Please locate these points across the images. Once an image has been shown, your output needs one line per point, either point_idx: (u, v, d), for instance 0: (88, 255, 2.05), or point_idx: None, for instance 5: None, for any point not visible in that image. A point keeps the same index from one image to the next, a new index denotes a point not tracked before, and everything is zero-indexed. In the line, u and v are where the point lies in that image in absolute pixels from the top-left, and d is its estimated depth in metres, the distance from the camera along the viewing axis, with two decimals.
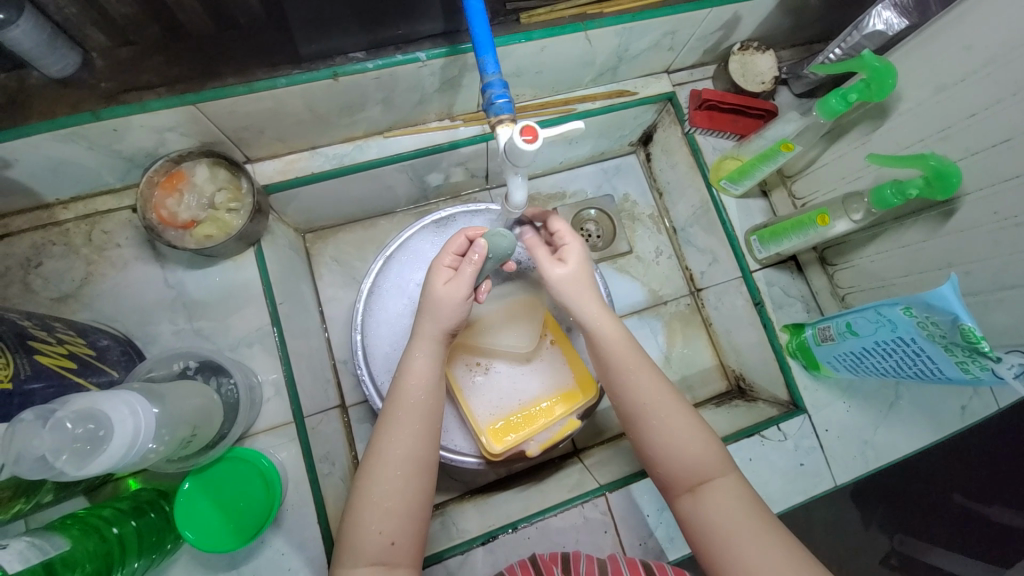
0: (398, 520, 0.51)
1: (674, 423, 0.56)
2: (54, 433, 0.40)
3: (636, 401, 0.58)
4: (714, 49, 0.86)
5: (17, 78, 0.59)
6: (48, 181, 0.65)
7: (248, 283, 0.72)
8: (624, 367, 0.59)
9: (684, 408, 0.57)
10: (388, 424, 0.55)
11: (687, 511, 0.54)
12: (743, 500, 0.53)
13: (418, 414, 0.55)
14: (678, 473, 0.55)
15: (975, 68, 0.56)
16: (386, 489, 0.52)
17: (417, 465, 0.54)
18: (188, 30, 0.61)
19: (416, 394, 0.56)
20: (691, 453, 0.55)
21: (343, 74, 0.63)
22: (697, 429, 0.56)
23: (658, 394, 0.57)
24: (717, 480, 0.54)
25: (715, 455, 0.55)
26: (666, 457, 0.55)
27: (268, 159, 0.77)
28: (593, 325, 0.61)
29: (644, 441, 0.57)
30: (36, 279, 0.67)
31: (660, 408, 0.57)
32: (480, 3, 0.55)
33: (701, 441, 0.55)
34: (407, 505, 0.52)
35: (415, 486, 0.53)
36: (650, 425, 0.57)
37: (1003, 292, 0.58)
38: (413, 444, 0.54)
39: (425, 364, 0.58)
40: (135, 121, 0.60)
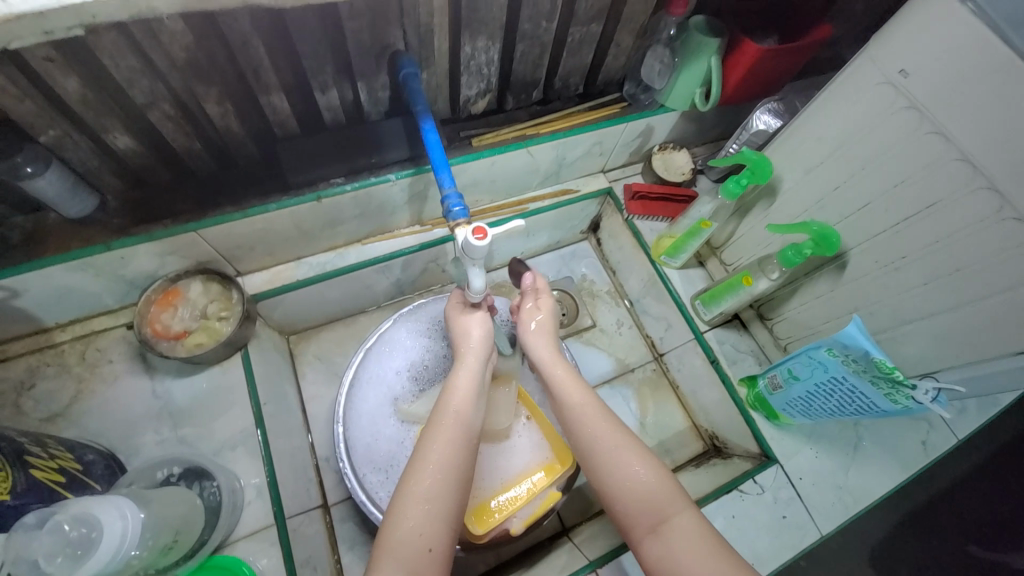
0: (439, 527, 0.50)
1: (626, 460, 0.57)
2: (51, 536, 0.44)
3: (590, 435, 0.60)
4: (638, 151, 1.03)
5: (35, 219, 0.67)
6: (52, 307, 0.71)
7: (234, 386, 0.76)
8: (574, 403, 0.64)
9: (634, 443, 0.59)
10: (433, 435, 0.56)
11: (653, 556, 0.51)
12: (703, 535, 0.51)
13: (457, 424, 0.58)
14: (638, 513, 0.54)
15: (829, 153, 0.70)
16: (429, 490, 0.52)
17: (458, 472, 0.54)
18: (194, 171, 0.73)
19: (460, 407, 0.60)
20: (645, 487, 0.55)
21: (325, 196, 0.75)
22: (647, 460, 0.57)
23: (608, 430, 0.60)
24: (675, 515, 0.53)
25: (671, 490, 0.55)
26: (625, 495, 0.55)
27: (256, 271, 0.85)
28: (550, 371, 0.68)
29: (601, 481, 0.57)
30: (25, 401, 0.70)
31: (611, 441, 0.59)
32: (436, 137, 0.69)
33: (652, 474, 0.56)
34: (448, 513, 0.52)
35: (452, 495, 0.53)
36: (603, 461, 0.58)
37: (904, 326, 0.68)
38: (457, 458, 0.55)
39: (468, 382, 0.63)
40: (142, 248, 0.69)
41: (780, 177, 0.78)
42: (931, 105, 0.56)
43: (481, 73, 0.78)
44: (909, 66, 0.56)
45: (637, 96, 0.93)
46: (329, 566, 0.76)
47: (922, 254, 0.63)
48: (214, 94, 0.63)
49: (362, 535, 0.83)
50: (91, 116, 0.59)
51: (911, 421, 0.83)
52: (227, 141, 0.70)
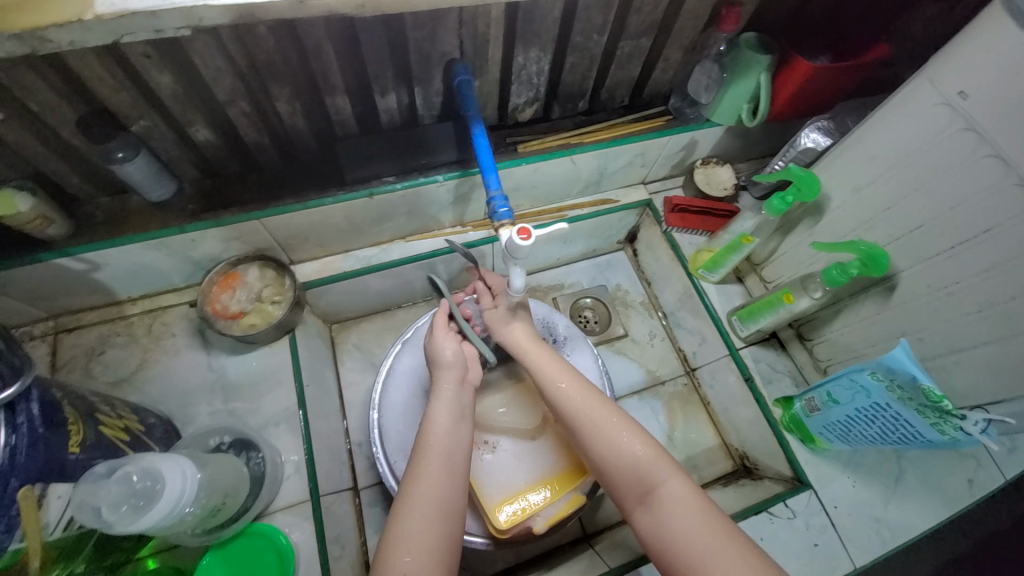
0: (429, 563, 0.52)
1: (613, 436, 0.61)
2: (120, 485, 0.48)
3: (576, 419, 0.64)
4: (680, 164, 1.03)
5: (120, 201, 0.75)
6: (127, 282, 0.78)
7: (281, 366, 0.80)
8: (558, 393, 0.66)
9: (618, 415, 0.63)
10: (420, 468, 0.59)
11: (645, 524, 0.56)
12: (687, 499, 0.55)
13: (441, 456, 0.60)
14: (627, 483, 0.58)
15: (880, 172, 0.68)
16: (418, 525, 0.54)
17: (445, 501, 0.56)
18: (260, 164, 0.78)
19: (441, 437, 0.61)
20: (632, 459, 0.59)
21: (377, 193, 0.80)
22: (632, 432, 0.61)
23: (594, 411, 0.64)
24: (660, 484, 0.57)
25: (656, 459, 0.59)
26: (614, 468, 0.60)
27: (307, 261, 0.91)
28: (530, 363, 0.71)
29: (592, 460, 0.62)
30: (98, 365, 0.76)
31: (596, 422, 0.62)
32: (486, 141, 0.72)
33: (637, 446, 0.60)
34: (437, 544, 0.54)
35: (441, 525, 0.55)
36: (592, 440, 0.62)
37: (957, 354, 0.66)
38: (443, 487, 0.57)
39: (446, 411, 0.64)
40: (210, 233, 0.75)
41: (827, 195, 0.77)
42: (990, 126, 0.55)
43: (531, 82, 0.81)
44: (969, 88, 0.55)
45: (682, 109, 0.94)
46: (356, 547, 0.79)
47: (976, 280, 0.61)
48: (286, 94, 0.68)
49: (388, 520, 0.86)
50: (179, 110, 0.65)
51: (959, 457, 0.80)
52: (292, 138, 0.76)
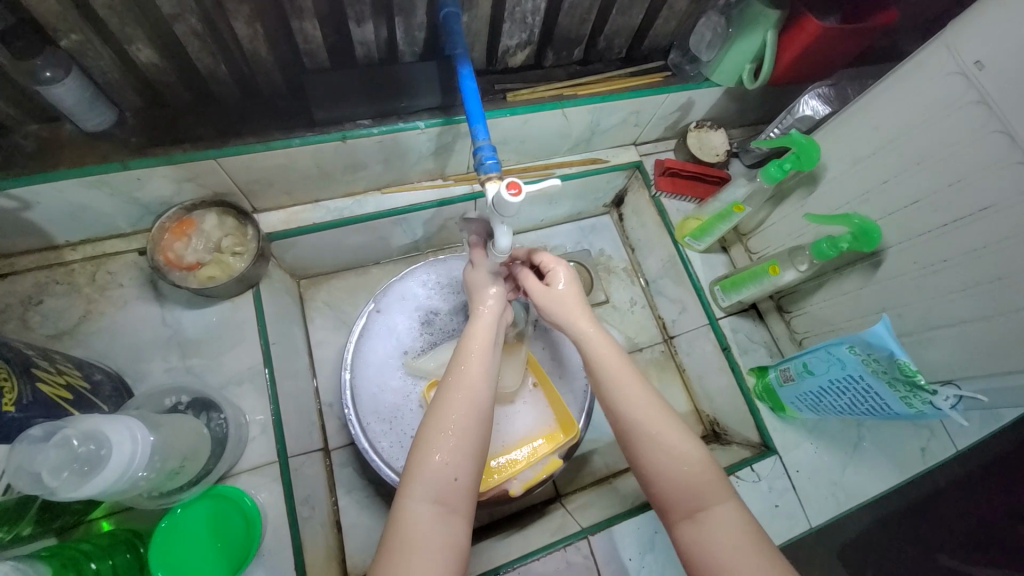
0: (467, 459, 0.51)
1: (668, 444, 0.55)
2: (58, 450, 0.43)
3: (632, 417, 0.57)
4: (674, 126, 0.99)
5: (50, 129, 0.65)
6: (63, 224, 0.69)
7: (244, 323, 0.75)
8: (614, 382, 0.59)
9: (677, 425, 0.57)
10: (459, 377, 0.57)
11: (687, 539, 0.52)
12: (740, 525, 0.51)
13: (486, 365, 0.58)
14: (676, 496, 0.53)
15: (883, 144, 0.66)
16: (456, 422, 0.53)
17: (484, 407, 0.55)
18: (217, 96, 0.69)
19: (479, 345, 0.60)
20: (688, 473, 0.53)
21: (351, 137, 0.72)
22: (693, 446, 0.55)
23: (653, 412, 0.57)
24: (715, 505, 0.52)
25: (714, 478, 0.53)
26: (666, 477, 0.54)
27: (272, 210, 0.83)
28: (588, 346, 0.62)
29: (639, 461, 0.55)
30: (34, 316, 0.69)
31: (654, 423, 0.56)
32: (474, 84, 0.65)
33: (696, 461, 0.54)
34: (475, 444, 0.53)
35: (480, 429, 0.54)
36: (646, 442, 0.55)
37: (930, 332, 0.67)
38: (482, 393, 0.56)
39: (486, 327, 0.62)
40: (159, 172, 0.66)
41: (825, 165, 0.75)
42: (1002, 100, 0.53)
43: (525, 21, 0.74)
44: (988, 57, 0.53)
45: (682, 66, 0.88)
46: (326, 507, 0.78)
47: (963, 259, 0.61)
48: (245, 12, 0.58)
49: (360, 480, 0.84)
50: (115, 22, 0.55)
51: (914, 427, 0.83)
52: (253, 67, 0.67)
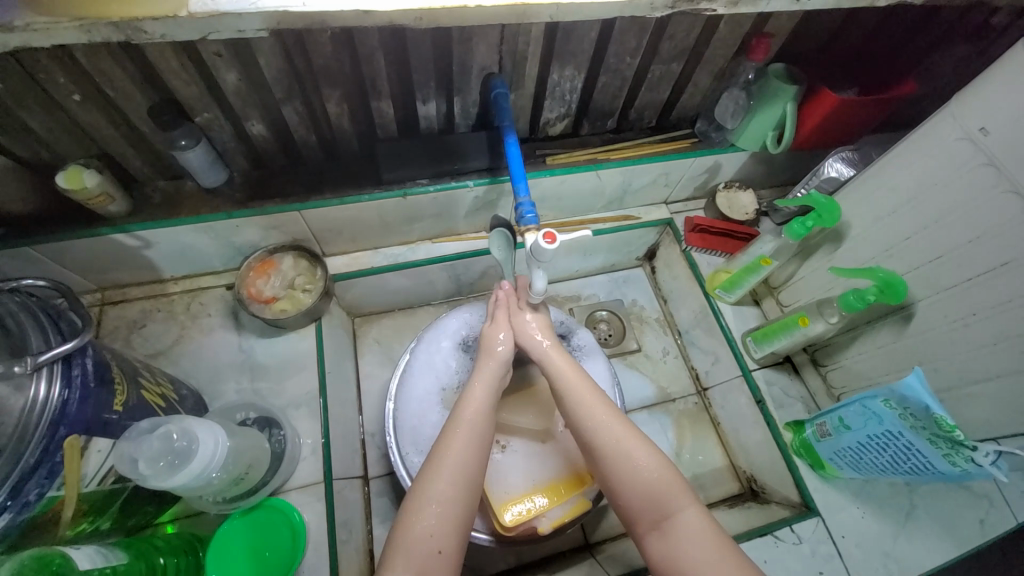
0: (450, 530, 0.55)
1: (632, 460, 0.59)
2: (160, 442, 0.52)
3: (595, 436, 0.61)
4: (703, 187, 1.06)
5: (175, 184, 0.80)
6: (172, 261, 0.83)
7: (306, 352, 0.84)
8: (578, 405, 0.64)
9: (639, 438, 0.61)
10: (447, 442, 0.60)
11: (654, 546, 0.55)
12: (702, 527, 0.54)
13: (471, 434, 0.61)
14: (640, 506, 0.57)
15: (902, 203, 0.70)
16: (443, 494, 0.56)
17: (469, 477, 0.58)
18: (304, 160, 0.84)
19: (472, 413, 0.63)
20: (646, 482, 0.57)
21: (410, 194, 0.84)
22: (650, 455, 0.59)
23: (610, 427, 0.61)
24: (677, 512, 0.56)
25: (672, 482, 0.57)
26: (628, 489, 0.58)
27: (338, 254, 0.95)
28: (554, 371, 0.68)
29: (606, 478, 0.60)
30: (137, 337, 0.81)
31: (615, 441, 0.60)
32: (518, 150, 0.76)
33: (654, 470, 0.58)
34: (456, 515, 0.56)
35: (463, 499, 0.57)
36: (606, 457, 0.60)
37: (971, 387, 0.66)
38: (469, 463, 0.59)
39: (482, 393, 0.65)
40: (253, 220, 0.79)
41: (848, 223, 0.79)
42: (1010, 163, 0.57)
43: (564, 98, 0.85)
44: (991, 124, 0.58)
45: (708, 133, 0.97)
46: (361, 534, 0.81)
47: (993, 313, 0.62)
48: (336, 95, 0.73)
49: (394, 511, 0.88)
50: (239, 105, 0.70)
51: (971, 496, 0.78)
52: (336, 138, 0.81)
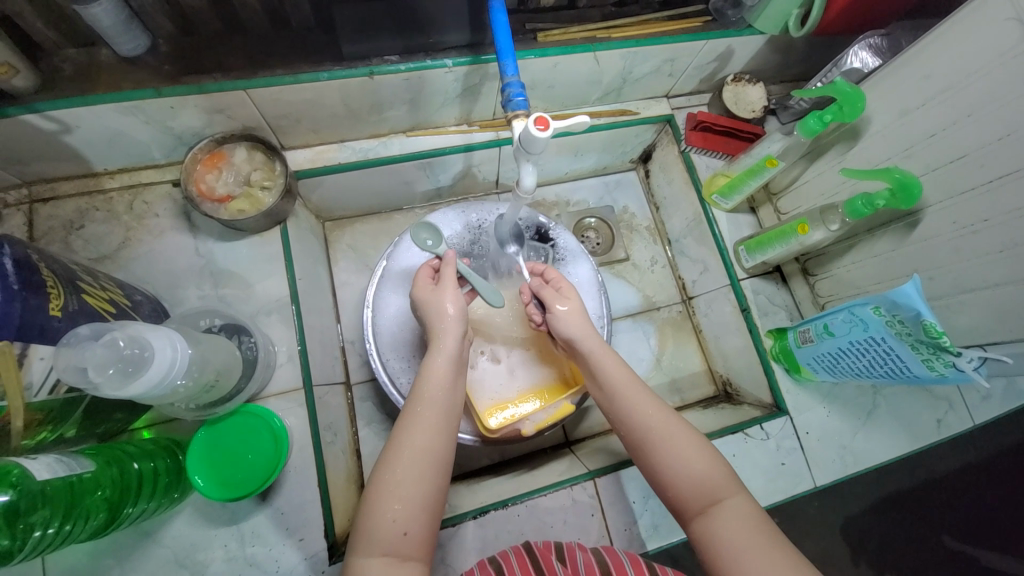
0: (415, 513, 0.51)
1: (681, 450, 0.56)
2: (106, 349, 0.46)
3: (643, 428, 0.58)
4: (710, 78, 0.95)
5: (87, 54, 0.66)
6: (101, 151, 0.71)
7: (273, 257, 0.77)
8: (621, 392, 0.61)
9: (689, 429, 0.58)
10: (408, 422, 0.56)
11: (699, 534, 0.53)
12: (750, 520, 0.52)
13: (438, 414, 0.57)
14: (686, 496, 0.55)
15: (934, 94, 0.63)
16: (405, 480, 0.52)
17: (435, 460, 0.54)
18: (245, 25, 0.69)
19: (434, 389, 0.58)
20: (697, 475, 0.55)
21: (378, 73, 0.71)
22: (703, 449, 0.56)
23: (662, 417, 0.59)
24: (726, 498, 0.53)
25: (723, 475, 0.55)
26: (674, 480, 0.55)
27: (300, 148, 0.84)
28: (598, 365, 0.64)
29: (652, 468, 0.57)
30: (77, 239, 0.72)
31: (663, 431, 0.58)
32: (505, 18, 0.64)
33: (706, 464, 0.55)
34: (425, 499, 0.52)
35: (430, 481, 0.53)
36: (652, 447, 0.57)
37: (962, 295, 0.66)
38: (433, 444, 0.55)
39: (441, 367, 0.60)
40: (191, 100, 0.67)
41: (869, 118, 0.73)
42: None
43: None
44: None
45: (724, 11, 0.83)
46: (348, 436, 0.83)
47: (1007, 219, 0.58)
48: None
49: (380, 414, 0.89)
50: None
51: (933, 399, 0.82)
52: None
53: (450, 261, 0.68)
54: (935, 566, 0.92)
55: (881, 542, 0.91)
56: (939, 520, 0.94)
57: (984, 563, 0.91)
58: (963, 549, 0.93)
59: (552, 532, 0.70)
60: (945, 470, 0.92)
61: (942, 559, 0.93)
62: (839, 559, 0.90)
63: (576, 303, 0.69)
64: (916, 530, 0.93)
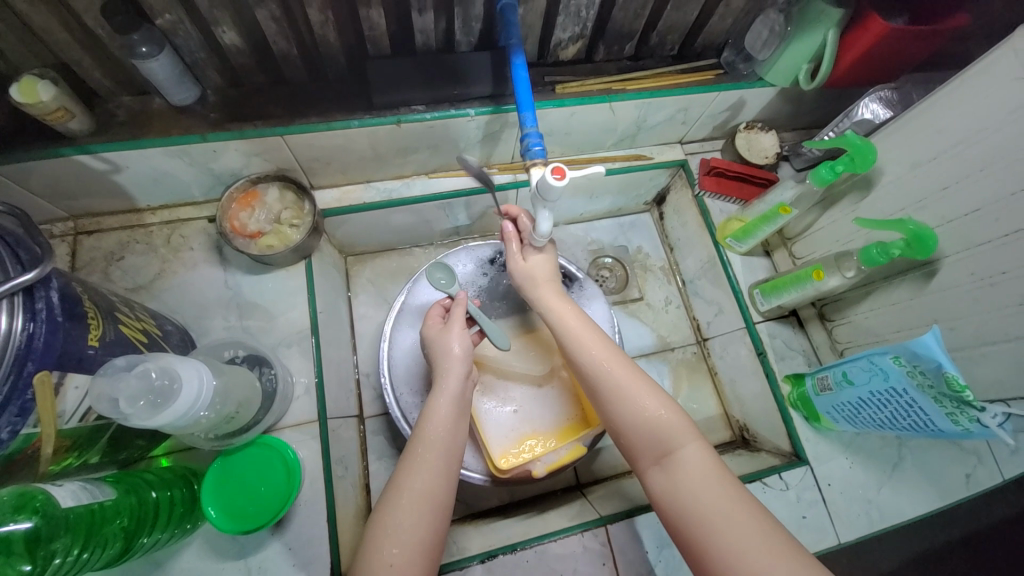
0: (415, 556, 0.51)
1: (632, 400, 0.58)
2: (139, 380, 0.49)
3: (597, 381, 0.60)
4: (723, 126, 0.98)
5: (143, 102, 0.72)
6: (147, 189, 0.77)
7: (296, 290, 0.80)
8: (577, 347, 0.63)
9: (638, 377, 0.60)
10: (410, 459, 0.57)
11: (658, 484, 0.54)
12: (703, 466, 0.53)
13: (438, 453, 0.57)
14: (643, 444, 0.56)
15: (945, 148, 0.65)
16: (402, 519, 0.52)
17: (433, 499, 0.54)
18: (286, 77, 0.75)
19: (437, 430, 0.59)
20: (651, 420, 0.56)
21: (405, 121, 0.76)
22: (654, 396, 0.58)
23: (611, 367, 0.60)
24: (679, 446, 0.54)
25: (674, 421, 0.56)
26: (630, 428, 0.57)
27: (328, 188, 0.89)
28: (555, 319, 0.67)
29: (610, 422, 0.59)
30: (117, 270, 0.77)
31: (614, 381, 0.59)
32: (526, 74, 0.68)
33: (662, 407, 0.57)
34: (424, 541, 0.52)
35: (429, 523, 0.53)
36: (608, 397, 0.59)
37: (985, 347, 0.65)
38: (430, 484, 0.55)
39: (444, 407, 0.61)
40: (232, 145, 0.72)
41: (881, 169, 0.74)
42: None
43: (579, 15, 0.75)
44: None
45: (735, 65, 0.87)
46: (358, 470, 0.83)
47: None
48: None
49: (391, 449, 0.89)
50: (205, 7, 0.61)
51: (962, 454, 0.78)
52: (321, 52, 0.72)
53: (461, 303, 0.70)
54: None
55: None
56: None
57: None
58: None
59: None
60: (978, 530, 0.87)
61: None
62: None
63: (548, 258, 0.73)
64: None
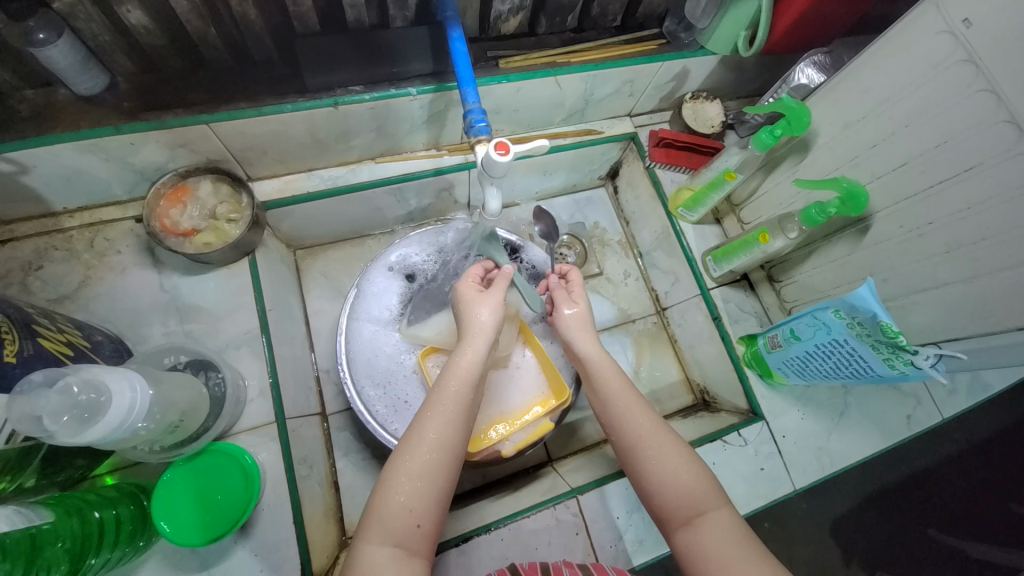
0: (430, 504, 0.50)
1: (669, 463, 0.56)
2: (61, 395, 0.45)
3: (634, 438, 0.58)
4: (669, 97, 0.98)
5: (45, 94, 0.66)
6: (60, 190, 0.70)
7: (241, 288, 0.76)
8: (618, 402, 0.60)
9: (676, 442, 0.58)
10: (432, 403, 0.55)
11: (684, 547, 0.53)
12: (735, 533, 0.52)
13: (460, 405, 0.55)
14: (673, 505, 0.54)
15: (873, 107, 0.68)
16: (420, 469, 0.51)
17: (450, 452, 0.53)
18: (208, 60, 0.70)
19: (459, 382, 0.56)
20: (688, 487, 0.54)
21: (343, 103, 0.72)
22: (691, 463, 0.56)
23: (650, 428, 0.58)
24: (711, 511, 0.53)
25: (709, 488, 0.54)
26: (662, 489, 0.55)
27: (267, 179, 0.84)
28: (597, 373, 0.63)
29: (639, 478, 0.57)
30: (35, 280, 0.70)
31: (653, 443, 0.57)
32: (464, 48, 0.66)
33: (698, 476, 0.55)
34: (438, 489, 0.51)
35: (445, 473, 0.52)
36: (643, 458, 0.57)
37: (915, 295, 0.69)
38: (450, 434, 0.53)
39: (466, 361, 0.57)
40: (152, 136, 0.67)
41: (816, 131, 0.77)
42: (989, 58, 0.54)
43: None
44: (975, 14, 0.54)
45: (677, 34, 0.87)
46: (324, 469, 0.81)
47: (949, 221, 0.62)
48: None
49: (358, 444, 0.88)
50: None
51: (900, 396, 0.85)
52: (244, 32, 0.67)
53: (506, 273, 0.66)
54: (925, 559, 0.93)
55: (868, 542, 0.92)
56: (924, 515, 0.95)
57: (974, 556, 0.93)
58: (950, 543, 0.94)
59: (538, 554, 0.69)
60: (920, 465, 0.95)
61: (931, 554, 0.93)
62: (825, 561, 0.90)
63: (586, 313, 0.68)
64: (903, 527, 0.94)
